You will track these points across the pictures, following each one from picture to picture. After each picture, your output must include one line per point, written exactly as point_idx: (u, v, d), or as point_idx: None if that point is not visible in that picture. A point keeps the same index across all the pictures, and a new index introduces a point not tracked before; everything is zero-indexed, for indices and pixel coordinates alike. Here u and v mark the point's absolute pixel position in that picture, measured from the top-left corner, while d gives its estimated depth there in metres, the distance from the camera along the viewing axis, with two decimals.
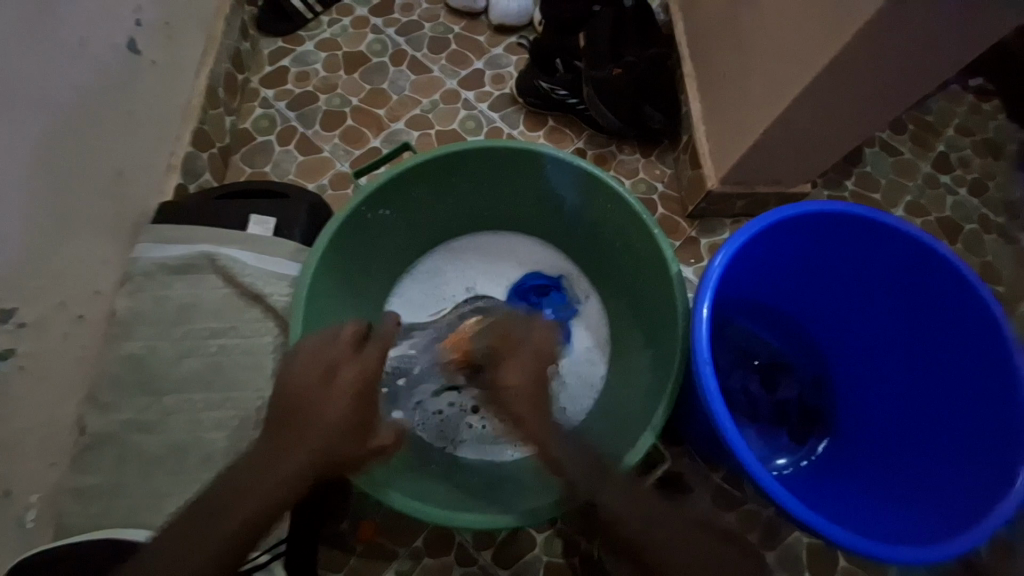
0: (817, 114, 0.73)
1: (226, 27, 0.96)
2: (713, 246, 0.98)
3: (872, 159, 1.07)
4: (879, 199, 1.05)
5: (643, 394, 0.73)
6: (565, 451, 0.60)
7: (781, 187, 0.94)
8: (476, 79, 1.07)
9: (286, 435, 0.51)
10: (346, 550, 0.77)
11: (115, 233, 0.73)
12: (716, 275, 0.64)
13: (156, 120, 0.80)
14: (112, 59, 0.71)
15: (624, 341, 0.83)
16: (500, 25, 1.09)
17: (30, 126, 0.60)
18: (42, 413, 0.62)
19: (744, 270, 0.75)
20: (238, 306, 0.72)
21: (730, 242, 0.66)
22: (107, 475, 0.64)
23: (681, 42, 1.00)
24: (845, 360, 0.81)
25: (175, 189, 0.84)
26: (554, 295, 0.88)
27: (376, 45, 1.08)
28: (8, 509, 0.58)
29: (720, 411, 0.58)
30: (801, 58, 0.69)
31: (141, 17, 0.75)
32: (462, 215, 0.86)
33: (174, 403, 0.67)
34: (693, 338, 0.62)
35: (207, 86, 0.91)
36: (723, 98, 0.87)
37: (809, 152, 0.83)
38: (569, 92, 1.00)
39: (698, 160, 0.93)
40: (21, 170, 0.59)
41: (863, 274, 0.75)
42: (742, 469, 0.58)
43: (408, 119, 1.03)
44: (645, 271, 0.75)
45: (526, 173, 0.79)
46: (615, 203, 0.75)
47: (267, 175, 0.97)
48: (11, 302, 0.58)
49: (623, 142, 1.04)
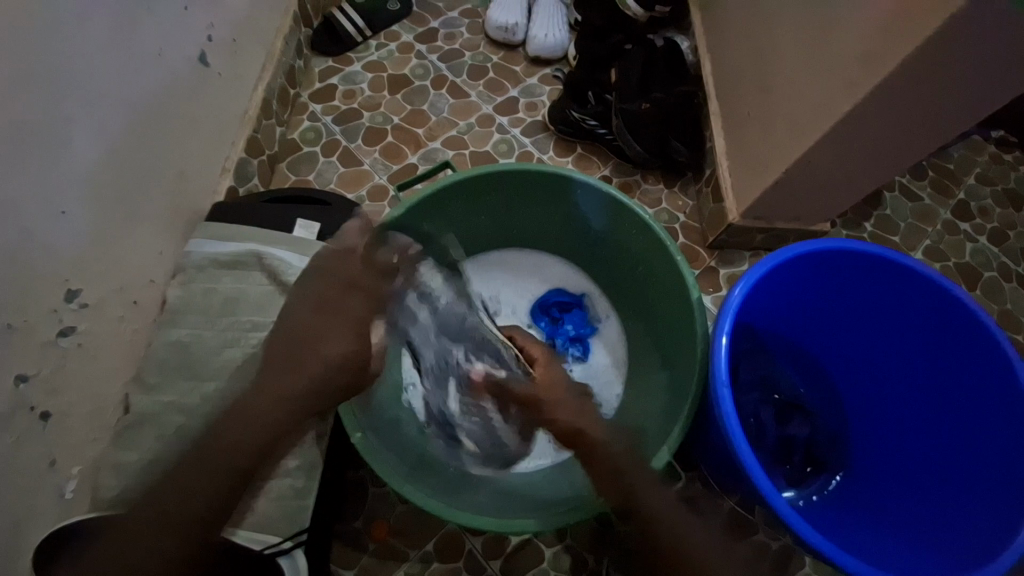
0: (837, 156, 0.77)
1: (284, 46, 1.04)
2: (732, 277, 1.00)
3: (892, 202, 1.10)
4: (898, 241, 1.07)
5: (660, 414, 0.74)
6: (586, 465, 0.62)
7: (801, 224, 0.96)
8: (511, 105, 1.13)
9: None
10: (358, 549, 0.78)
11: (171, 228, 0.79)
12: (736, 304, 0.66)
13: (217, 128, 0.87)
14: (185, 71, 0.78)
15: (641, 362, 0.86)
16: (536, 57, 1.16)
17: (112, 126, 0.67)
18: (91, 390, 0.67)
19: (764, 301, 0.77)
20: (278, 302, 0.76)
21: (752, 272, 0.68)
22: (144, 453, 0.67)
23: (708, 81, 1.05)
24: (858, 397, 0.82)
25: (227, 191, 0.90)
26: (575, 312, 0.91)
27: (420, 69, 1.16)
28: (52, 477, 0.62)
29: (736, 435, 0.60)
30: (823, 103, 0.73)
31: (212, 34, 0.83)
32: (492, 231, 0.90)
33: (212, 390, 0.71)
34: (711, 363, 0.64)
35: (263, 98, 0.98)
36: (747, 135, 0.91)
37: (829, 192, 0.86)
38: (598, 122, 1.06)
39: (720, 193, 0.97)
40: (98, 164, 0.65)
41: (880, 313, 0.76)
42: (756, 492, 0.59)
43: (444, 139, 1.09)
44: (666, 295, 0.78)
45: (556, 195, 0.83)
46: (639, 229, 0.79)
47: (310, 183, 1.03)
48: (77, 283, 0.63)
49: (648, 172, 1.09)
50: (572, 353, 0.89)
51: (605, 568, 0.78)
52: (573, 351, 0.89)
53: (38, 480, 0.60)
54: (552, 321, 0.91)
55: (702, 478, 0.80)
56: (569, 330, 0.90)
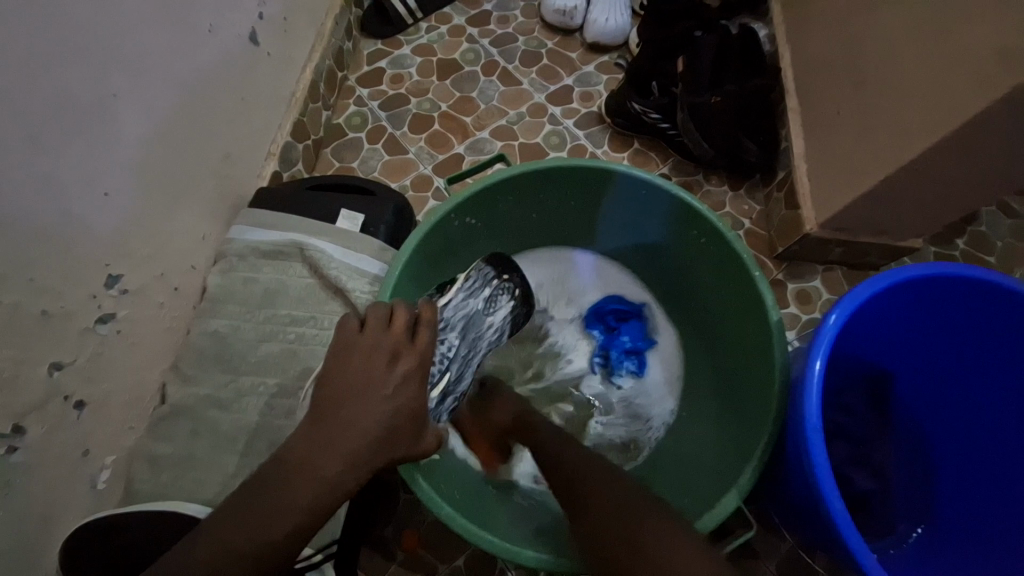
0: (951, 165, 0.66)
1: (334, 26, 0.99)
2: (801, 292, 0.91)
3: (989, 218, 0.97)
4: (995, 262, 0.95)
5: (729, 447, 0.67)
6: None
7: (888, 239, 0.86)
8: (565, 95, 1.06)
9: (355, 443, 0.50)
10: (386, 558, 0.75)
11: (214, 213, 0.76)
12: (833, 332, 0.58)
13: (263, 110, 0.84)
14: (233, 49, 0.74)
15: (705, 383, 0.78)
16: (595, 44, 1.08)
17: (157, 105, 0.64)
18: (128, 378, 0.65)
19: (854, 326, 0.69)
20: (319, 297, 0.73)
21: (851, 297, 0.60)
22: (179, 447, 0.66)
23: (788, 74, 0.95)
24: (950, 442, 0.72)
25: (272, 176, 0.87)
26: (633, 322, 0.83)
27: (470, 54, 1.10)
28: (87, 467, 0.60)
29: (828, 488, 0.52)
30: (941, 103, 0.63)
31: (263, 11, 0.79)
32: (546, 229, 0.84)
33: (248, 385, 0.68)
34: (800, 400, 0.56)
35: (310, 80, 0.94)
36: (835, 137, 0.81)
37: (929, 205, 0.76)
38: (661, 116, 0.96)
39: (796, 201, 0.88)
40: (141, 145, 0.62)
41: (991, 351, 0.67)
42: (844, 553, 0.51)
43: (493, 129, 1.03)
44: (739, 315, 0.70)
45: (621, 196, 0.76)
46: (712, 237, 0.70)
47: (353, 171, 1.00)
48: (118, 268, 0.61)
49: (712, 172, 1.00)
50: (628, 366, 0.81)
51: None
52: (629, 365, 0.81)
53: (73, 469, 0.59)
54: (608, 330, 0.83)
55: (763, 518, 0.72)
56: (625, 342, 0.82)
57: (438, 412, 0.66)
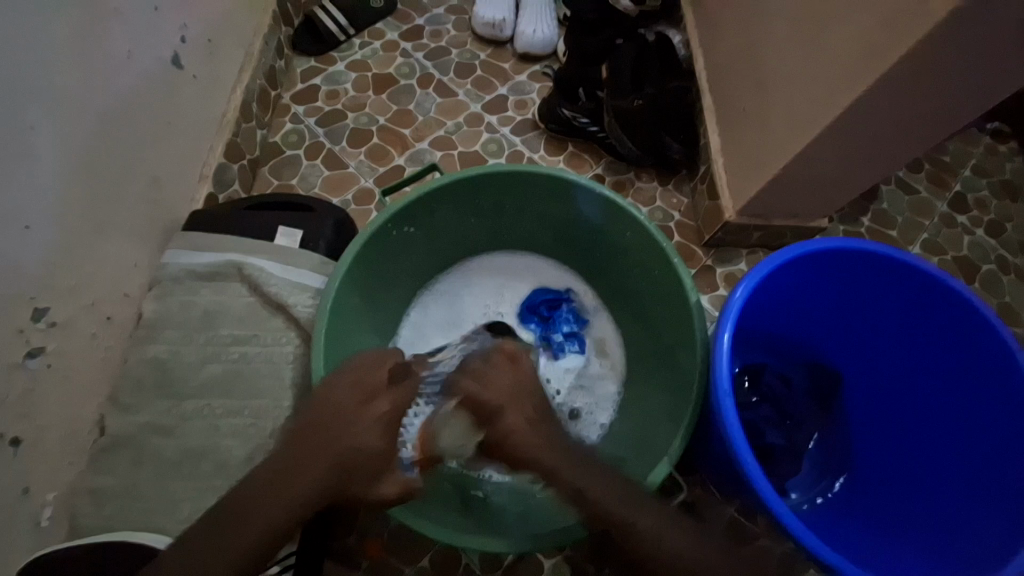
0: (837, 150, 0.74)
1: (264, 46, 1.00)
2: (728, 275, 0.98)
3: (888, 196, 1.08)
4: (896, 235, 1.05)
5: (660, 420, 0.72)
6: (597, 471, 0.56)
7: (799, 221, 0.94)
8: (499, 104, 1.10)
9: (295, 449, 0.51)
10: (351, 566, 0.76)
11: (147, 239, 0.75)
12: (738, 306, 0.65)
13: (194, 133, 0.84)
14: (156, 73, 0.74)
15: (640, 367, 0.83)
16: (525, 53, 1.13)
17: (75, 132, 0.63)
18: (63, 413, 0.63)
19: (763, 302, 0.77)
20: (261, 315, 0.74)
21: (753, 273, 0.67)
22: (123, 477, 0.65)
23: (701, 75, 1.03)
24: (861, 398, 0.81)
25: (207, 198, 0.86)
26: (562, 308, 0.89)
27: (405, 67, 1.12)
28: (25, 507, 0.58)
29: (741, 444, 0.59)
30: (821, 97, 0.71)
31: (186, 34, 0.79)
32: (483, 234, 0.88)
33: (194, 409, 0.68)
34: (713, 368, 0.63)
35: (242, 101, 0.94)
36: (743, 131, 0.89)
37: (826, 188, 0.84)
38: (590, 120, 1.03)
39: (715, 191, 0.95)
40: (62, 174, 0.61)
41: (882, 312, 0.76)
42: (760, 502, 0.58)
43: (432, 139, 1.06)
44: (662, 299, 0.76)
45: (550, 197, 0.81)
46: (633, 230, 0.76)
47: (294, 188, 1.00)
48: (45, 301, 0.60)
49: (641, 169, 1.06)
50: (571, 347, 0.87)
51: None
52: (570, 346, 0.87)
53: (12, 509, 0.57)
54: (543, 321, 0.89)
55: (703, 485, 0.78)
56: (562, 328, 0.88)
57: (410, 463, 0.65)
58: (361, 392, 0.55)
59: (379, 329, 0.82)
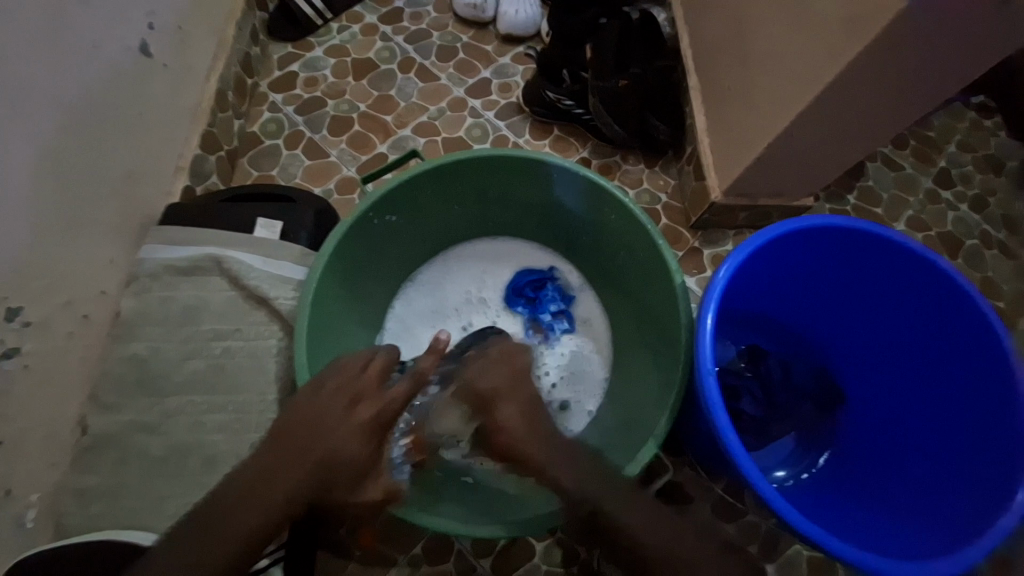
0: (821, 128, 0.74)
1: (237, 32, 0.97)
2: (715, 257, 0.98)
3: (874, 173, 1.08)
4: (881, 213, 1.05)
5: (647, 400, 0.73)
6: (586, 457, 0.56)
7: (785, 200, 0.94)
8: (482, 87, 1.08)
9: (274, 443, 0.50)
10: (344, 556, 0.76)
11: (122, 235, 0.74)
12: (721, 286, 0.65)
13: (167, 124, 0.81)
14: (125, 62, 0.72)
15: (628, 349, 0.83)
16: (508, 35, 1.10)
17: (42, 126, 0.61)
18: (44, 413, 0.62)
19: (746, 282, 0.78)
20: (243, 309, 0.73)
21: (736, 253, 0.67)
22: (108, 476, 0.64)
23: (687, 54, 1.01)
24: (847, 374, 0.82)
25: (183, 191, 0.84)
26: (548, 288, 0.89)
27: (385, 52, 1.09)
28: (9, 509, 0.58)
29: (724, 424, 0.59)
30: (806, 73, 0.70)
31: (154, 21, 0.76)
32: (467, 220, 0.87)
33: (178, 405, 0.68)
34: (697, 350, 0.63)
35: (216, 90, 0.91)
36: (728, 111, 0.88)
37: (812, 166, 0.84)
38: (574, 102, 1.02)
39: (702, 172, 0.94)
40: (29, 170, 0.59)
41: (866, 290, 0.76)
42: (744, 480, 0.58)
43: (414, 126, 1.04)
44: (647, 280, 0.76)
45: (532, 181, 0.79)
46: (618, 212, 0.75)
47: (275, 179, 0.98)
48: (18, 301, 0.58)
49: (628, 151, 1.05)
50: (559, 326, 0.87)
51: (596, 558, 0.77)
52: (560, 325, 0.87)
53: None
54: (529, 303, 0.88)
55: (691, 464, 0.79)
56: (548, 308, 0.88)
57: (400, 462, 0.66)
58: (348, 385, 0.55)
59: (364, 318, 0.81)
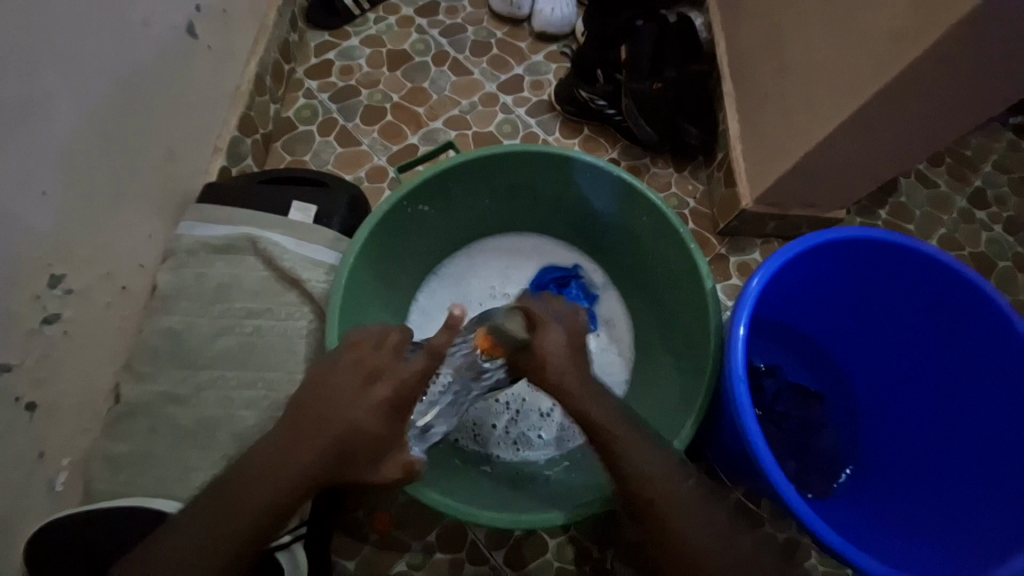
0: (859, 140, 0.73)
1: (278, 18, 0.98)
2: (741, 265, 0.98)
3: (907, 189, 1.06)
4: (913, 229, 1.04)
5: (670, 404, 0.73)
6: (609, 455, 0.56)
7: (816, 211, 0.93)
8: (516, 84, 1.08)
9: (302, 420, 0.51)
10: (360, 540, 0.77)
11: (160, 211, 0.75)
12: (755, 294, 0.65)
13: (208, 105, 0.83)
14: (171, 42, 0.73)
15: (650, 352, 0.83)
16: (542, 33, 1.11)
17: (91, 101, 0.62)
18: (79, 381, 0.64)
19: (776, 292, 0.78)
20: (274, 289, 0.74)
21: (770, 262, 0.67)
22: (138, 444, 0.66)
23: (723, 60, 1.01)
24: (874, 390, 0.82)
25: (220, 171, 0.86)
26: (573, 286, 0.89)
27: (420, 44, 1.10)
28: (41, 471, 0.59)
29: (754, 432, 0.59)
30: (848, 83, 0.69)
31: (200, 3, 0.78)
32: (495, 216, 0.88)
33: (207, 379, 0.69)
34: (728, 357, 0.63)
35: (255, 74, 0.93)
36: (764, 118, 0.87)
37: (848, 178, 0.83)
38: (607, 102, 1.01)
39: (733, 178, 0.94)
40: (76, 142, 0.61)
41: (897, 305, 0.75)
42: (772, 490, 0.58)
43: (446, 118, 1.05)
44: (676, 285, 0.76)
45: (565, 179, 0.80)
46: (650, 215, 0.75)
47: (307, 165, 0.99)
48: (61, 268, 0.60)
49: (657, 155, 1.05)
50: None
51: (609, 559, 0.77)
52: None
53: (27, 473, 0.58)
54: None
55: (710, 470, 0.79)
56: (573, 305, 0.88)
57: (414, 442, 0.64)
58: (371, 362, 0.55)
59: (391, 305, 0.82)
